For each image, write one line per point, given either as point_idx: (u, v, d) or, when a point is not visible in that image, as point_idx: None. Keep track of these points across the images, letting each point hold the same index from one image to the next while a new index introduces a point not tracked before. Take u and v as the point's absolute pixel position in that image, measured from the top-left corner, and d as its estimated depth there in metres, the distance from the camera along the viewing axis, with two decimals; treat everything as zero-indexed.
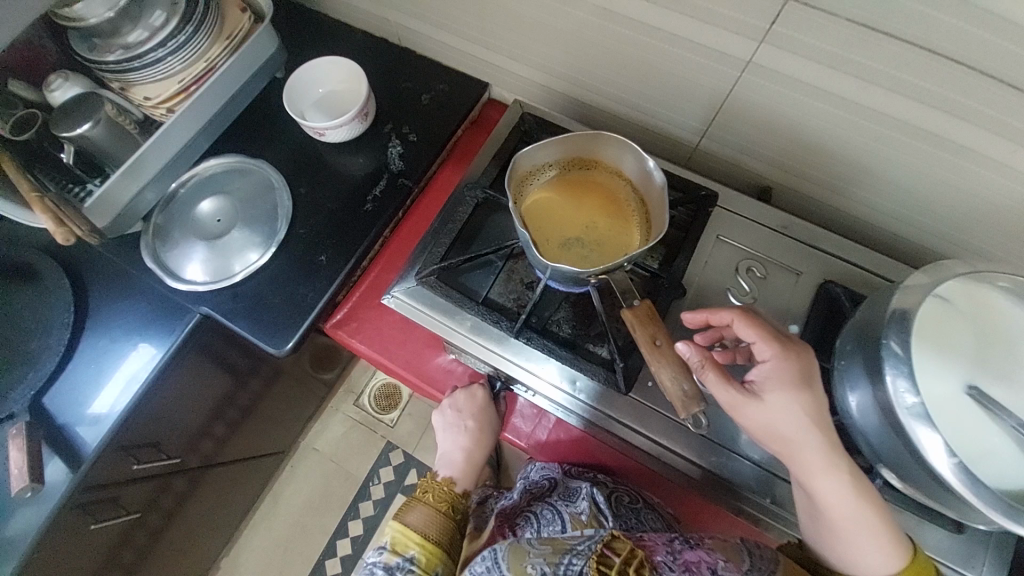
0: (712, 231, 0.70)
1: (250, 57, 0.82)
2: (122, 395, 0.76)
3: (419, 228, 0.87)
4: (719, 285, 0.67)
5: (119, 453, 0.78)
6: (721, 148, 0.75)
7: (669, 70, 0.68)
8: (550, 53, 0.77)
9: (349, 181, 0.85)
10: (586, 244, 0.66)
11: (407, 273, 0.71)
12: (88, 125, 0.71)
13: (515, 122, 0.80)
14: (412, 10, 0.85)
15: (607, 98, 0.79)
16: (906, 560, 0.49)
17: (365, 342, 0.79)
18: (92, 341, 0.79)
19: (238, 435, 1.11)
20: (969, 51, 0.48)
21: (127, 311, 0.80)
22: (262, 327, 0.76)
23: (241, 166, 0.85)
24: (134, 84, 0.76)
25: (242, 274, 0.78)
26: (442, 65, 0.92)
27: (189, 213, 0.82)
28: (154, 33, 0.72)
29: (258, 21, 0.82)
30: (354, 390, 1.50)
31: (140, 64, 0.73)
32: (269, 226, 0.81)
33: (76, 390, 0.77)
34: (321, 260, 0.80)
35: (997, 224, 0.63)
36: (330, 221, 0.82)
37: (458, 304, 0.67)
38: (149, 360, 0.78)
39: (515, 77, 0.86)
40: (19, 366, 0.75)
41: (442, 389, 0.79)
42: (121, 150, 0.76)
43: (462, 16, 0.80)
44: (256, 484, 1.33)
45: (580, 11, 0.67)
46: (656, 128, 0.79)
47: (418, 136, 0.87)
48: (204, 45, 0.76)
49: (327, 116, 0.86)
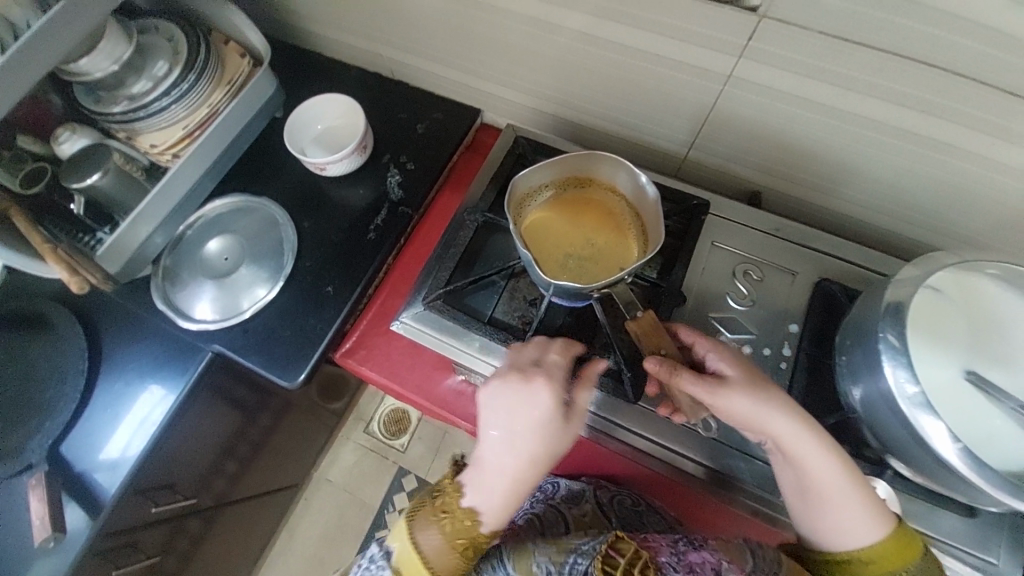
0: (708, 238, 0.72)
1: (250, 100, 0.85)
2: (134, 439, 0.77)
3: (422, 253, 0.89)
4: (718, 290, 0.69)
5: (138, 496, 0.79)
6: (709, 158, 0.78)
7: (654, 88, 0.71)
8: (538, 78, 0.80)
9: (351, 212, 0.87)
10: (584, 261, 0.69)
11: (413, 299, 0.73)
12: (98, 175, 0.74)
13: (509, 146, 0.82)
14: (404, 45, 0.88)
15: (596, 117, 0.82)
16: (887, 522, 0.51)
17: (376, 369, 0.80)
18: (106, 386, 0.80)
19: (251, 470, 1.11)
20: (936, 54, 0.51)
21: (139, 354, 0.81)
22: (274, 362, 0.77)
23: (246, 205, 0.88)
24: (139, 133, 0.78)
25: (252, 309, 0.80)
26: (435, 94, 0.96)
27: (197, 253, 0.84)
28: (158, 83, 0.75)
29: (257, 65, 0.86)
30: (363, 417, 1.50)
31: (146, 112, 0.75)
32: (275, 261, 0.83)
33: (91, 436, 0.78)
34: (328, 291, 0.82)
35: (982, 214, 0.66)
36: (335, 252, 0.84)
37: (465, 326, 0.69)
38: (162, 401, 0.79)
39: (505, 102, 0.89)
40: (37, 416, 0.76)
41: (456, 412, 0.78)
42: (130, 197, 0.78)
43: (453, 48, 0.83)
44: (271, 520, 1.32)
45: (566, 37, 0.70)
46: (645, 143, 0.81)
47: (415, 164, 0.90)
48: (206, 90, 0.79)
49: (327, 151, 0.89)
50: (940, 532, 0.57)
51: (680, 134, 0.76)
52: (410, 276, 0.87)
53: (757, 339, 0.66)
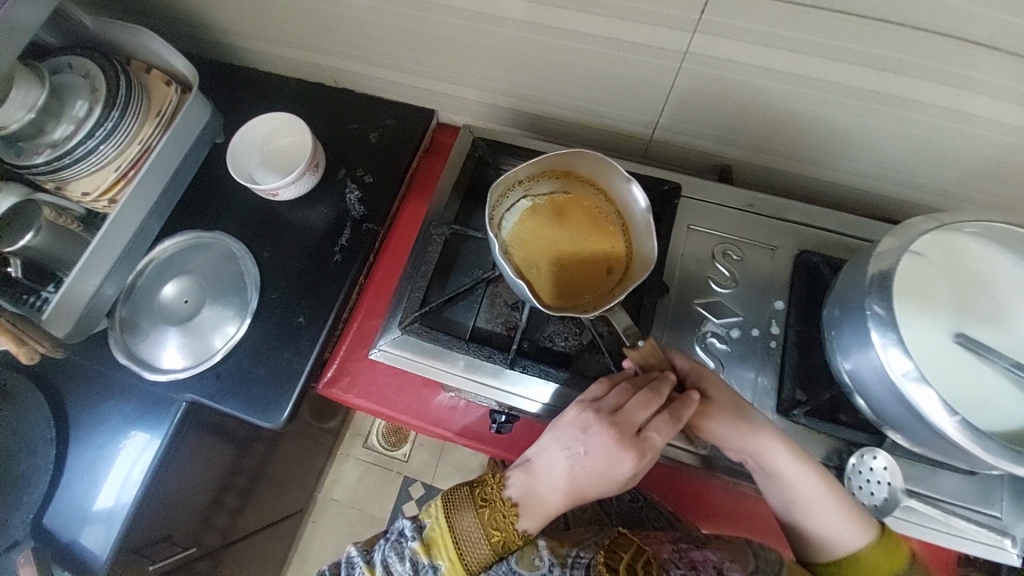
0: (684, 222, 0.70)
1: (185, 129, 0.80)
2: (118, 495, 0.73)
3: (394, 268, 0.86)
4: (700, 274, 0.67)
5: (133, 555, 0.75)
6: (674, 136, 0.75)
7: (608, 72, 0.67)
8: (488, 73, 0.76)
9: (312, 235, 0.83)
10: (562, 263, 0.66)
11: (390, 323, 0.69)
12: (30, 234, 0.70)
13: (468, 149, 0.78)
14: (343, 52, 0.83)
15: (554, 107, 0.78)
16: (876, 531, 0.54)
17: (362, 395, 0.78)
18: (77, 452, 0.75)
19: (251, 504, 1.08)
20: (897, 9, 0.49)
21: (109, 412, 0.77)
22: (253, 402, 0.74)
23: (200, 240, 0.83)
24: (68, 181, 0.72)
25: (223, 350, 0.76)
26: (386, 100, 0.91)
27: (155, 300, 0.80)
28: (79, 125, 0.69)
29: (185, 91, 0.80)
30: (360, 432, 1.48)
31: (72, 159, 0.69)
32: (239, 297, 0.79)
33: (70, 505, 0.73)
34: (299, 321, 0.78)
35: (956, 165, 0.64)
36: (301, 280, 0.80)
37: (447, 346, 0.66)
38: (138, 457, 0.74)
39: (458, 100, 0.85)
40: (12, 491, 0.73)
41: (450, 427, 0.76)
42: (68, 249, 0.74)
43: (395, 51, 0.79)
44: (280, 547, 1.31)
45: (510, 29, 0.66)
46: (608, 128, 0.78)
47: (373, 177, 0.86)
48: (135, 125, 0.74)
49: (278, 175, 0.84)
50: (941, 492, 0.57)
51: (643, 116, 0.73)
52: (385, 292, 0.84)
53: (745, 320, 0.65)
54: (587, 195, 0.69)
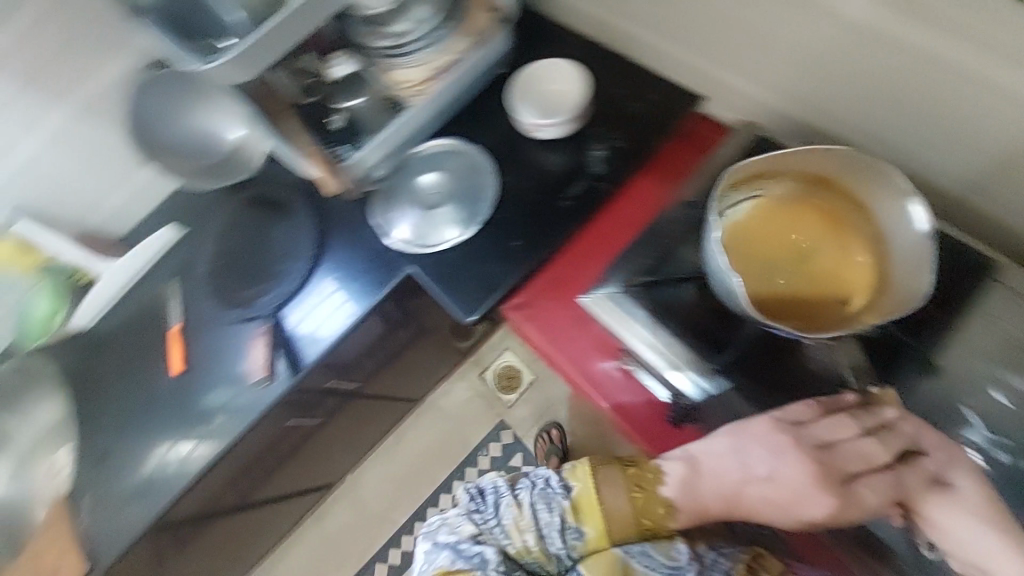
0: (980, 313, 0.62)
1: (485, 54, 0.87)
2: (330, 326, 0.91)
3: (611, 235, 0.84)
4: (980, 377, 0.60)
5: (321, 371, 0.93)
6: (986, 203, 0.67)
7: (966, 113, 0.62)
8: (795, 79, 0.74)
9: (546, 176, 0.89)
10: (789, 271, 0.63)
11: (608, 279, 0.72)
12: (358, 99, 0.83)
13: (747, 144, 0.74)
14: (645, 13, 0.85)
15: (854, 131, 0.73)
16: None
17: (537, 328, 0.78)
18: (322, 273, 0.93)
19: (379, 374, 1.15)
20: None
21: (347, 254, 0.93)
22: (455, 292, 0.86)
23: (459, 147, 0.92)
24: (395, 67, 0.83)
25: (448, 244, 0.88)
26: (665, 72, 0.91)
27: (412, 182, 0.92)
28: (415, 27, 0.80)
29: (502, 20, 0.86)
30: (480, 362, 1.44)
31: (399, 53, 0.81)
32: (473, 206, 0.89)
33: (297, 311, 0.92)
34: (514, 245, 0.87)
35: None
36: (525, 210, 0.88)
37: (649, 321, 0.68)
38: (353, 306, 0.90)
39: (739, 96, 0.83)
40: (271, 278, 0.93)
41: (606, 397, 0.72)
42: (376, 120, 0.87)
43: (700, 24, 0.79)
44: (381, 426, 1.37)
45: (848, 32, 0.65)
46: (908, 170, 0.71)
47: (623, 143, 0.88)
48: (451, 39, 0.83)
49: (542, 113, 0.88)
50: None
51: (952, 162, 0.66)
52: (597, 253, 0.83)
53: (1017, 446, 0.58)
54: (839, 207, 0.65)
